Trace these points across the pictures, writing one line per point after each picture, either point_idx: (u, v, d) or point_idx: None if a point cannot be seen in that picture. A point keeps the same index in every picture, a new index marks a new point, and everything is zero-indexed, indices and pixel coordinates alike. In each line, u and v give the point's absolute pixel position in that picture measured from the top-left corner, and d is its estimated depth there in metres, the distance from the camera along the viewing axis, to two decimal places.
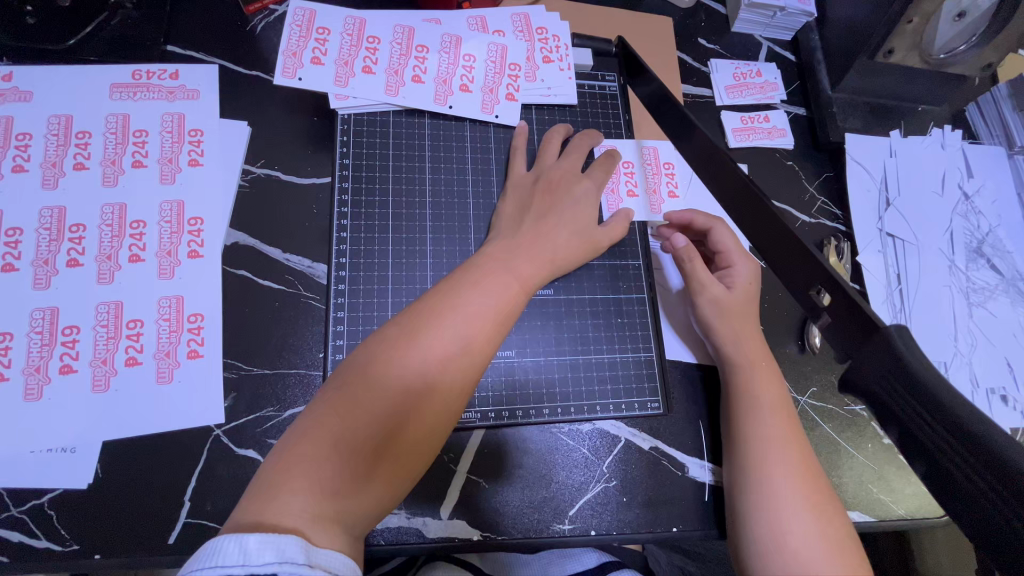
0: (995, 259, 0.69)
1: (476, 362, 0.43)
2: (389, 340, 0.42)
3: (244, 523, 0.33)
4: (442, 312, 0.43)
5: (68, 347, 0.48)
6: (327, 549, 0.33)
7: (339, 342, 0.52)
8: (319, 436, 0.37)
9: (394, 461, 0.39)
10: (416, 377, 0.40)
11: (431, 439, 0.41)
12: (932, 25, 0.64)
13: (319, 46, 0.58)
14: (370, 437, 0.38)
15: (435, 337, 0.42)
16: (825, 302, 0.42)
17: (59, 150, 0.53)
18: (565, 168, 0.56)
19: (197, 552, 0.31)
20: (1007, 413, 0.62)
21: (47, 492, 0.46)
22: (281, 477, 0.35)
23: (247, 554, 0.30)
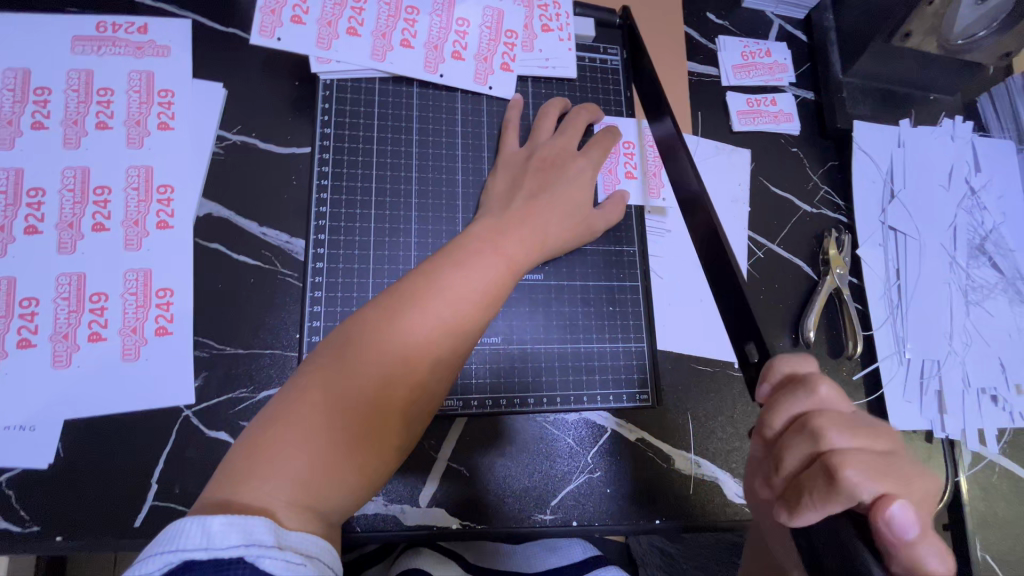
0: (996, 257, 0.67)
1: (457, 348, 0.41)
2: (367, 322, 0.39)
3: (211, 503, 0.31)
4: (422, 293, 0.41)
5: (27, 320, 0.46)
6: (299, 533, 0.31)
7: (317, 323, 0.49)
8: (291, 420, 0.35)
9: (370, 450, 0.36)
10: (393, 361, 0.38)
11: (406, 428, 0.39)
12: (953, 9, 0.61)
13: (299, 4, 0.53)
14: (344, 424, 0.36)
15: (415, 319, 0.39)
16: (752, 356, 0.45)
17: (16, 107, 0.49)
18: (560, 145, 0.53)
19: (155, 537, 0.29)
20: (996, 413, 0.63)
21: (5, 471, 0.43)
22: (247, 463, 0.33)
23: (210, 538, 0.29)
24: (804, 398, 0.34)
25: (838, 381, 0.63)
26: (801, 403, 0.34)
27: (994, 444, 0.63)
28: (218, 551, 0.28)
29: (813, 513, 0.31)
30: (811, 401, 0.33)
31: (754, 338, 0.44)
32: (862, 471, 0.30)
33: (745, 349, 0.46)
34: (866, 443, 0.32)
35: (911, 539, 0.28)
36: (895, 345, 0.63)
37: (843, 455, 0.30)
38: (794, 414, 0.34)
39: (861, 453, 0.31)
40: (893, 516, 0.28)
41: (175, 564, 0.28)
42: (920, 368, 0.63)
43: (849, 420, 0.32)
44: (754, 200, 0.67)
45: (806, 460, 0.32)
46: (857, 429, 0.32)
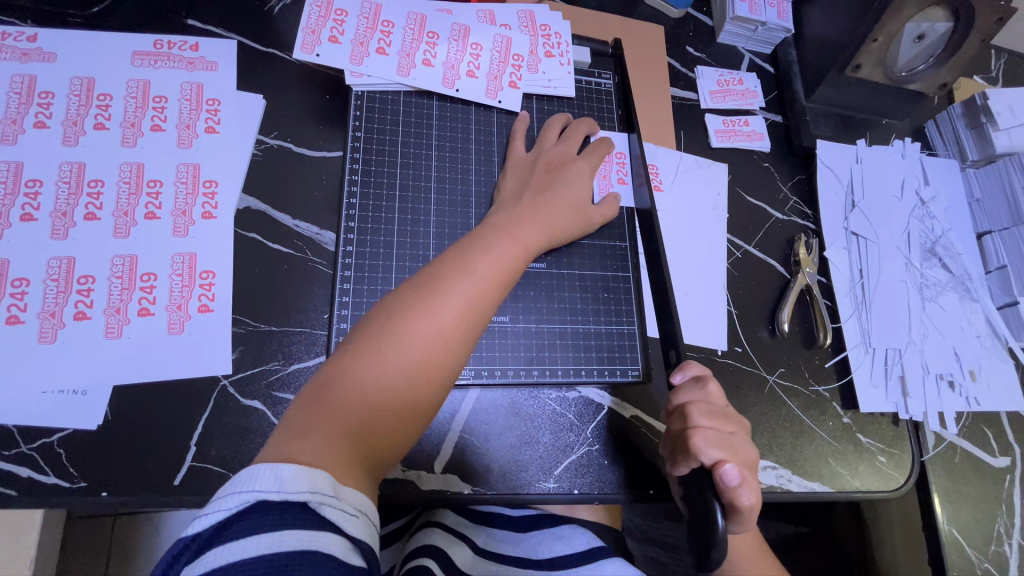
0: (946, 259, 0.76)
1: (480, 321, 0.46)
2: (402, 299, 0.44)
3: (278, 457, 0.35)
4: (450, 276, 0.46)
5: (83, 296, 0.50)
6: (352, 490, 0.35)
7: (345, 299, 0.55)
8: (337, 386, 0.40)
9: (407, 412, 0.42)
10: (426, 333, 0.43)
11: (437, 395, 0.44)
12: (893, 46, 0.72)
13: (336, 26, 0.61)
14: (385, 389, 0.41)
15: (445, 297, 0.44)
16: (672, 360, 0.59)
17: (81, 110, 0.55)
18: (562, 151, 0.61)
19: (230, 480, 0.33)
20: (952, 397, 0.70)
21: (57, 431, 0.47)
22: (302, 421, 0.38)
23: (282, 483, 0.33)
24: (691, 391, 0.50)
25: (812, 368, 0.69)
26: (691, 392, 0.50)
27: (953, 426, 0.70)
28: (290, 493, 0.32)
29: (682, 468, 0.48)
30: (695, 395, 0.49)
31: (674, 346, 0.58)
32: (710, 442, 0.46)
33: (669, 354, 0.59)
34: (719, 424, 0.48)
35: (731, 484, 0.44)
36: (862, 336, 0.70)
37: (698, 431, 0.47)
38: (680, 403, 0.50)
39: (711, 432, 0.47)
40: (724, 471, 0.44)
41: (250, 503, 0.32)
42: (884, 355, 0.70)
43: (714, 411, 0.48)
44: (732, 208, 0.75)
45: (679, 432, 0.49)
46: (717, 417, 0.48)
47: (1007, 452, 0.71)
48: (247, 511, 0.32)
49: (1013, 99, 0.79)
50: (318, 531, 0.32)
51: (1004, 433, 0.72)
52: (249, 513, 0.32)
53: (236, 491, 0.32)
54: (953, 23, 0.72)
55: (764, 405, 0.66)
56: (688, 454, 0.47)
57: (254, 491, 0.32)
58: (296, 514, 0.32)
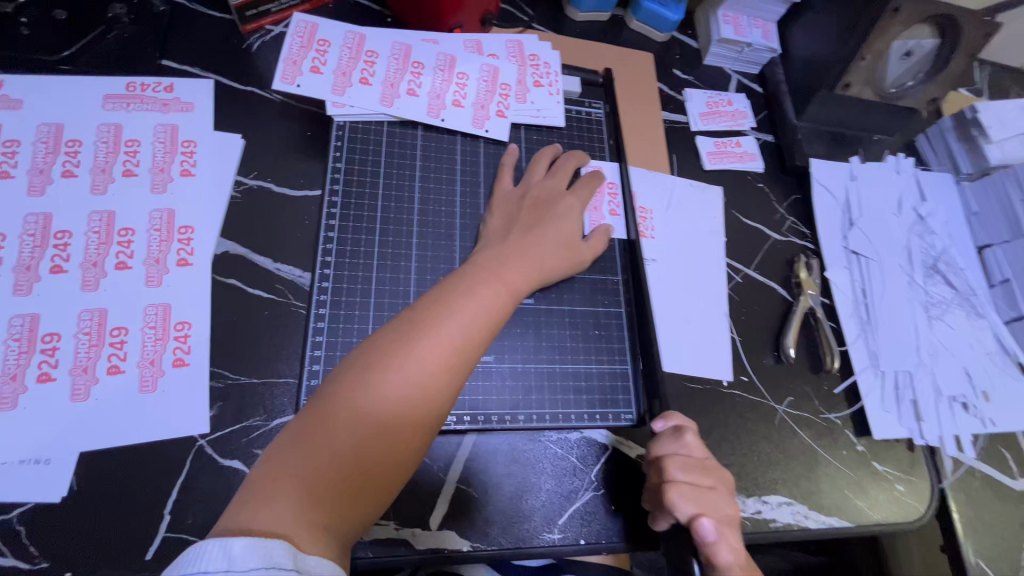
0: (949, 275, 0.74)
1: (464, 366, 0.43)
2: (382, 344, 0.41)
3: (230, 530, 0.32)
4: (434, 319, 0.43)
5: (48, 355, 0.47)
6: (315, 558, 0.33)
7: (319, 338, 0.52)
8: (310, 441, 0.37)
9: (383, 469, 0.38)
10: (408, 380, 0.40)
11: (417, 449, 0.41)
12: (881, 63, 0.72)
13: (318, 56, 0.60)
14: (362, 446, 0.38)
15: (428, 342, 0.42)
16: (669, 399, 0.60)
17: (48, 158, 0.53)
18: (550, 186, 0.59)
19: (178, 560, 0.31)
20: (967, 419, 0.67)
21: (16, 506, 0.43)
22: (271, 482, 0.35)
23: (232, 560, 0.30)
24: (667, 443, 0.49)
25: (821, 395, 0.66)
26: (668, 444, 0.50)
27: (970, 450, 0.67)
28: (240, 572, 0.30)
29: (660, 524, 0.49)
30: (671, 448, 0.49)
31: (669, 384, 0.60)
32: (684, 497, 0.46)
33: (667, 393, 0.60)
34: (695, 476, 0.48)
35: (708, 541, 0.44)
36: (869, 359, 0.68)
37: (674, 486, 0.47)
38: (658, 454, 0.49)
39: (687, 486, 0.47)
40: (698, 526, 0.44)
41: None
42: (893, 378, 0.67)
43: (690, 464, 0.48)
44: (729, 232, 0.73)
45: (659, 482, 0.49)
46: (693, 470, 0.48)
47: None
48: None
49: (1004, 111, 0.79)
50: None
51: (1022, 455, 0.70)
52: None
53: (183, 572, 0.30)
54: (940, 39, 0.72)
55: (774, 438, 0.63)
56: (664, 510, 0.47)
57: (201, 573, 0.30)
58: None
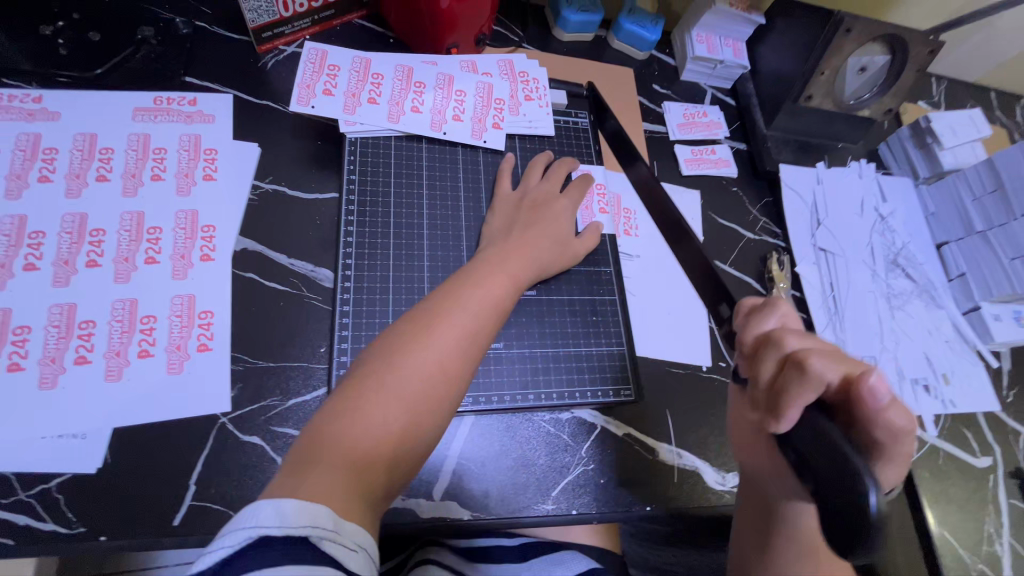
0: (909, 270, 0.81)
1: (475, 351, 0.48)
2: (402, 333, 0.46)
3: (280, 492, 0.36)
4: (447, 309, 0.48)
5: (84, 340, 0.51)
6: (353, 527, 0.36)
7: (344, 333, 0.57)
8: (345, 418, 0.41)
9: (409, 443, 0.43)
10: (427, 364, 0.45)
11: (437, 426, 0.45)
12: (839, 77, 0.80)
13: (329, 80, 0.66)
14: (390, 422, 0.42)
15: (443, 330, 0.47)
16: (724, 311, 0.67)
17: (83, 164, 0.58)
18: (546, 188, 0.65)
19: (235, 516, 0.34)
20: (928, 401, 0.73)
21: (55, 476, 0.47)
22: (313, 453, 0.39)
23: (283, 517, 0.34)
24: (765, 320, 0.47)
25: None
26: (771, 321, 0.47)
27: (931, 428, 0.73)
28: (291, 528, 0.33)
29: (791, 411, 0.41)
30: (772, 322, 0.47)
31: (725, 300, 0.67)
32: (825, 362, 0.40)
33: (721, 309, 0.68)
34: (820, 344, 0.43)
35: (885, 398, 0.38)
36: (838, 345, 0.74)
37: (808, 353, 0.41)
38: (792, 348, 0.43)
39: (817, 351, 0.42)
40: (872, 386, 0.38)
41: (252, 538, 0.33)
42: None
43: (801, 332, 0.45)
44: (707, 231, 0.79)
45: (781, 369, 0.43)
46: (812, 338, 0.44)
47: (988, 452, 0.74)
48: (250, 547, 0.33)
49: (954, 122, 0.87)
50: (317, 565, 0.33)
51: (982, 433, 0.75)
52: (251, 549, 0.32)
53: (242, 525, 0.33)
54: (891, 55, 0.79)
55: None
56: (806, 382, 0.40)
57: (257, 527, 0.33)
58: (297, 549, 0.33)
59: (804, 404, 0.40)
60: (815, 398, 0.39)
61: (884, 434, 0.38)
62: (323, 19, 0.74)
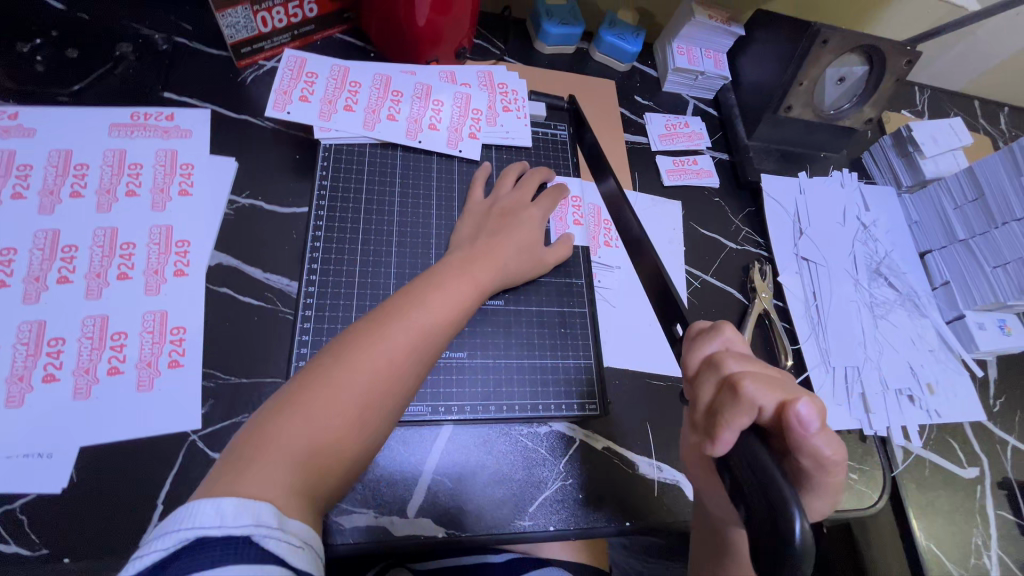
0: (892, 278, 0.81)
1: (431, 354, 0.48)
2: (358, 332, 0.46)
3: (220, 490, 0.35)
4: (406, 310, 0.48)
5: (53, 357, 0.51)
6: (296, 520, 0.36)
7: (305, 337, 0.57)
8: (291, 415, 0.40)
9: (355, 443, 0.42)
10: (382, 364, 0.45)
11: (385, 426, 0.45)
12: (819, 86, 0.81)
13: (307, 87, 0.66)
14: (337, 421, 0.41)
15: (400, 330, 0.46)
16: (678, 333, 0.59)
17: (58, 180, 0.58)
18: (517, 198, 0.65)
19: (174, 516, 0.34)
20: (913, 411, 0.72)
21: (20, 497, 0.47)
22: (256, 450, 0.38)
23: (224, 517, 0.33)
24: (708, 345, 0.47)
25: None
26: (713, 344, 0.47)
27: (917, 439, 0.72)
28: (232, 528, 0.33)
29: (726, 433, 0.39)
30: (715, 346, 0.47)
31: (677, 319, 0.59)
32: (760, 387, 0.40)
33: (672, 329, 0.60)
34: (758, 367, 0.43)
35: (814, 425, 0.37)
36: (820, 355, 0.73)
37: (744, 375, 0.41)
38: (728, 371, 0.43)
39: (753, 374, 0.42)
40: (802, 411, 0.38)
41: (192, 540, 0.32)
42: (843, 373, 0.72)
43: (742, 355, 0.45)
44: (688, 241, 0.79)
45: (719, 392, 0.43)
46: (752, 362, 0.44)
47: (975, 462, 0.74)
48: (189, 547, 0.32)
49: (935, 130, 0.87)
50: (261, 564, 0.32)
51: (969, 443, 0.74)
52: (190, 550, 0.32)
53: (181, 526, 0.33)
54: (869, 66, 0.80)
55: None
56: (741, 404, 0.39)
57: (196, 527, 0.33)
58: (238, 549, 0.32)
59: (739, 427, 0.39)
60: (749, 421, 0.39)
61: (810, 461, 0.39)
62: (303, 35, 0.74)
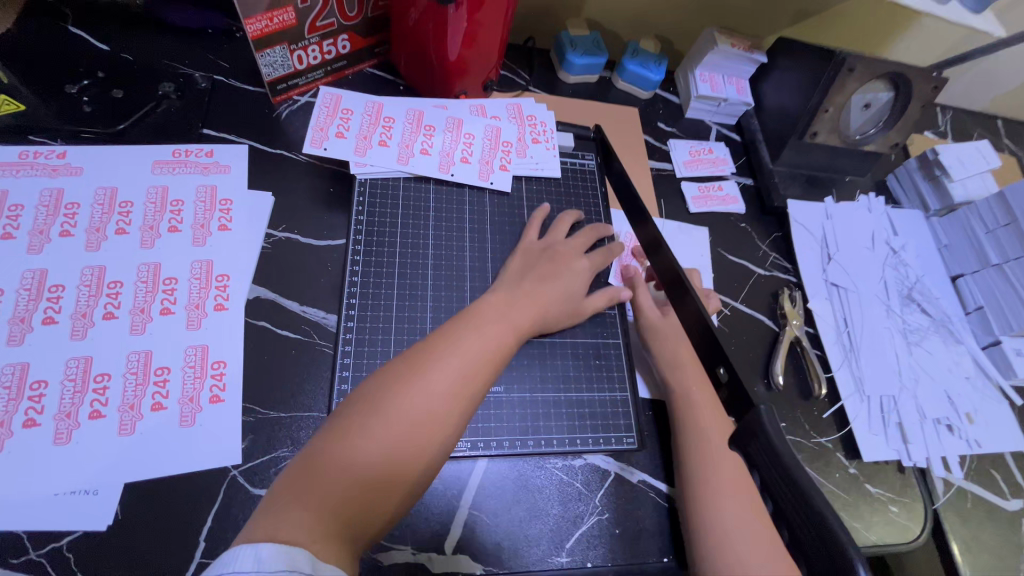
0: (925, 304, 0.80)
1: (472, 394, 0.48)
2: (394, 372, 0.47)
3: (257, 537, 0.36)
4: (442, 350, 0.49)
5: (99, 394, 0.52)
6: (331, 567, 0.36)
7: (345, 372, 0.57)
8: (327, 458, 0.41)
9: (392, 485, 0.42)
10: (420, 405, 0.45)
11: (427, 466, 0.44)
12: (844, 114, 0.81)
13: (342, 124, 0.68)
14: (373, 463, 0.42)
15: (437, 371, 0.47)
16: (723, 378, 0.50)
17: (104, 217, 0.60)
18: (570, 246, 0.65)
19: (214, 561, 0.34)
20: (953, 441, 0.71)
21: (67, 534, 0.47)
22: (292, 493, 0.39)
23: (260, 562, 0.34)
24: None
25: (811, 420, 0.70)
26: None
27: (957, 470, 0.70)
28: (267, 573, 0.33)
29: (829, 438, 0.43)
30: None
31: (722, 360, 0.50)
32: None
33: (717, 372, 0.51)
34: None
35: None
36: (854, 384, 0.72)
37: None
38: None
39: None
40: None
41: None
42: (878, 402, 0.71)
43: None
44: (716, 267, 0.79)
45: None
46: None
47: (1017, 494, 0.72)
48: None
49: (962, 153, 0.86)
50: None
51: (1010, 474, 0.73)
52: None
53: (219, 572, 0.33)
54: (894, 92, 0.80)
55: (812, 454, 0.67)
56: None
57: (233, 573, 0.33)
58: None
59: None
60: None
61: None
62: (335, 70, 0.76)
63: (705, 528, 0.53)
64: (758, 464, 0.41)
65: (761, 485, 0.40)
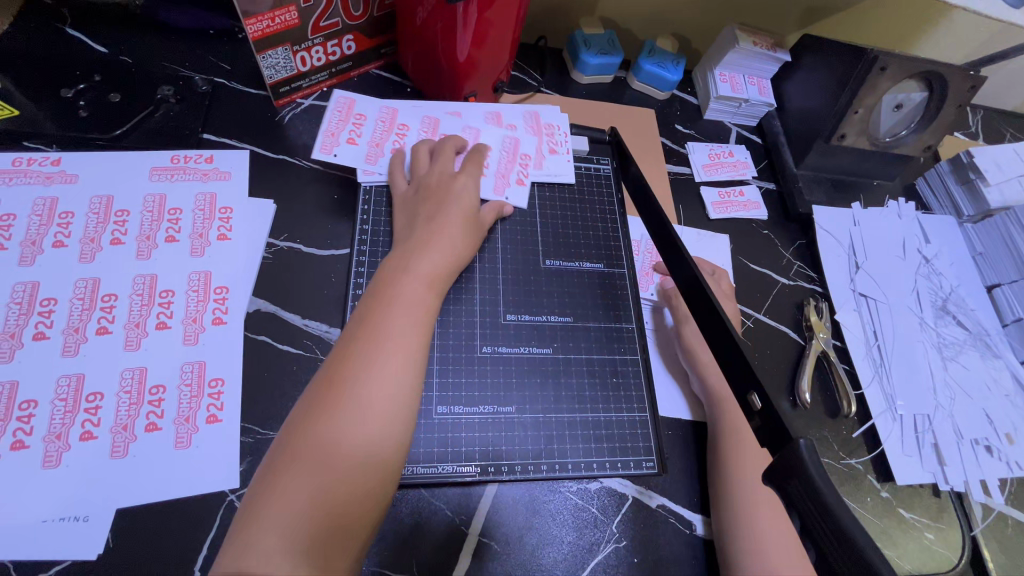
0: (960, 316, 0.75)
1: (411, 368, 0.47)
2: (328, 371, 0.45)
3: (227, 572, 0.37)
4: (371, 334, 0.47)
5: (91, 414, 0.49)
6: None
7: None
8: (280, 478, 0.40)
9: (359, 488, 0.41)
10: (356, 396, 0.43)
11: (388, 455, 0.43)
12: (875, 114, 0.77)
13: (354, 130, 0.65)
14: (327, 469, 0.41)
15: (367, 357, 0.45)
16: (756, 405, 0.46)
17: (99, 227, 0.57)
18: (439, 171, 0.62)
19: None
20: (993, 463, 0.66)
21: (54, 564, 0.45)
22: (254, 521, 0.39)
23: None
24: None
25: (841, 440, 0.66)
26: None
27: (998, 494, 0.66)
28: None
29: None
30: None
31: (758, 387, 0.47)
32: None
33: (750, 399, 0.47)
34: None
35: None
36: (886, 401, 0.68)
37: None
38: None
39: None
40: None
41: None
42: (912, 422, 0.67)
43: None
44: (738, 277, 0.75)
45: None
46: None
47: None
48: None
49: (1000, 156, 0.82)
50: None
51: None
52: None
53: None
54: (929, 92, 0.76)
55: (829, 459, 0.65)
56: None
57: None
58: None
59: None
60: None
61: None
62: (340, 72, 0.73)
63: (746, 567, 0.51)
64: (796, 504, 0.38)
65: (801, 527, 0.38)
